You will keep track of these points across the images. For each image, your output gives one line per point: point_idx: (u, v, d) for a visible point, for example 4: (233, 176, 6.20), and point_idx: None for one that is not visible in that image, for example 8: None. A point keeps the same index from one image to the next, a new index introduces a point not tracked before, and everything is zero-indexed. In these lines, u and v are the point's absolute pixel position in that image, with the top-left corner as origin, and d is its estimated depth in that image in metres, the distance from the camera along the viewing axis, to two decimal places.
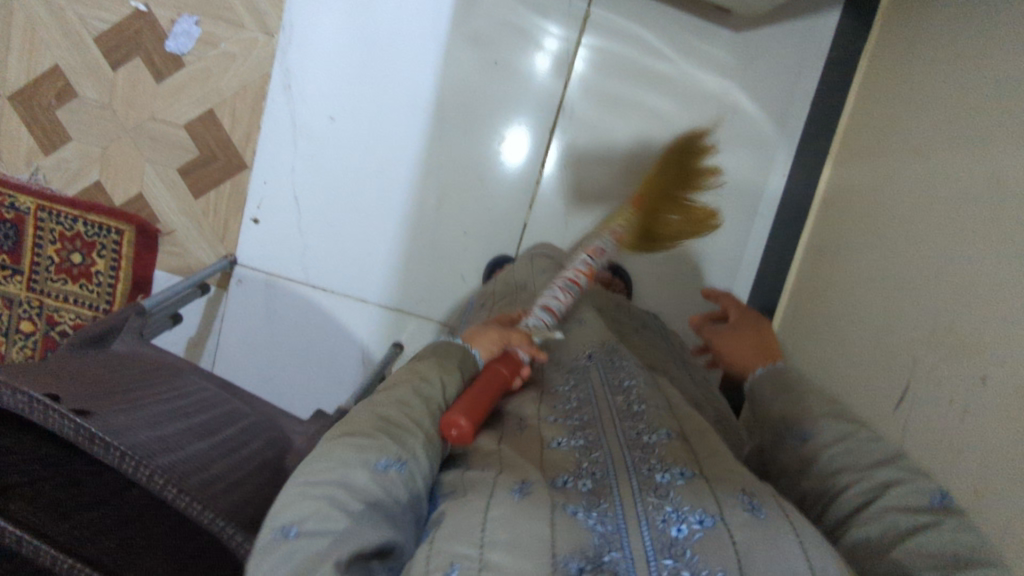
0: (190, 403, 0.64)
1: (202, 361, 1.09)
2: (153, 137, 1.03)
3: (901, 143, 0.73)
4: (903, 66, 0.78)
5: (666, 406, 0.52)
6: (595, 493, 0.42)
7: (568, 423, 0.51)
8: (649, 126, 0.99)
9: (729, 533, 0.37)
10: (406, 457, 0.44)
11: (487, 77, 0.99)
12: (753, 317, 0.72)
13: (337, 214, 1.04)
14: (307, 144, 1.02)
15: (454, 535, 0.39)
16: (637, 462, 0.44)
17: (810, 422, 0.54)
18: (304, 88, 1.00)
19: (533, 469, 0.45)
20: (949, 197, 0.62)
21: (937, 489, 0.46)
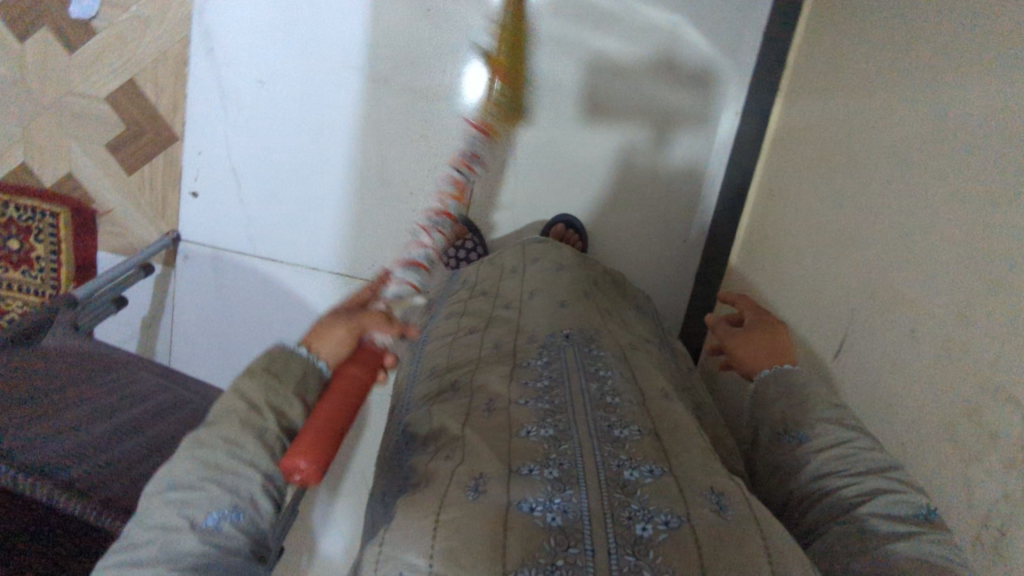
0: (118, 399, 0.65)
1: (159, 341, 1.08)
2: (73, 112, 0.98)
3: (848, 77, 0.69)
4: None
5: (641, 400, 0.50)
6: (562, 480, 0.40)
7: (539, 406, 0.48)
8: (595, 67, 0.94)
9: (692, 536, 0.36)
10: (241, 505, 0.43)
11: (420, 26, 0.93)
12: (762, 313, 0.65)
13: (279, 182, 1.00)
14: (239, 109, 0.97)
15: (404, 540, 0.37)
16: (606, 457, 0.42)
17: (808, 425, 0.51)
18: (229, 50, 0.95)
19: (496, 460, 0.42)
20: (891, 136, 0.59)
21: (923, 502, 0.43)
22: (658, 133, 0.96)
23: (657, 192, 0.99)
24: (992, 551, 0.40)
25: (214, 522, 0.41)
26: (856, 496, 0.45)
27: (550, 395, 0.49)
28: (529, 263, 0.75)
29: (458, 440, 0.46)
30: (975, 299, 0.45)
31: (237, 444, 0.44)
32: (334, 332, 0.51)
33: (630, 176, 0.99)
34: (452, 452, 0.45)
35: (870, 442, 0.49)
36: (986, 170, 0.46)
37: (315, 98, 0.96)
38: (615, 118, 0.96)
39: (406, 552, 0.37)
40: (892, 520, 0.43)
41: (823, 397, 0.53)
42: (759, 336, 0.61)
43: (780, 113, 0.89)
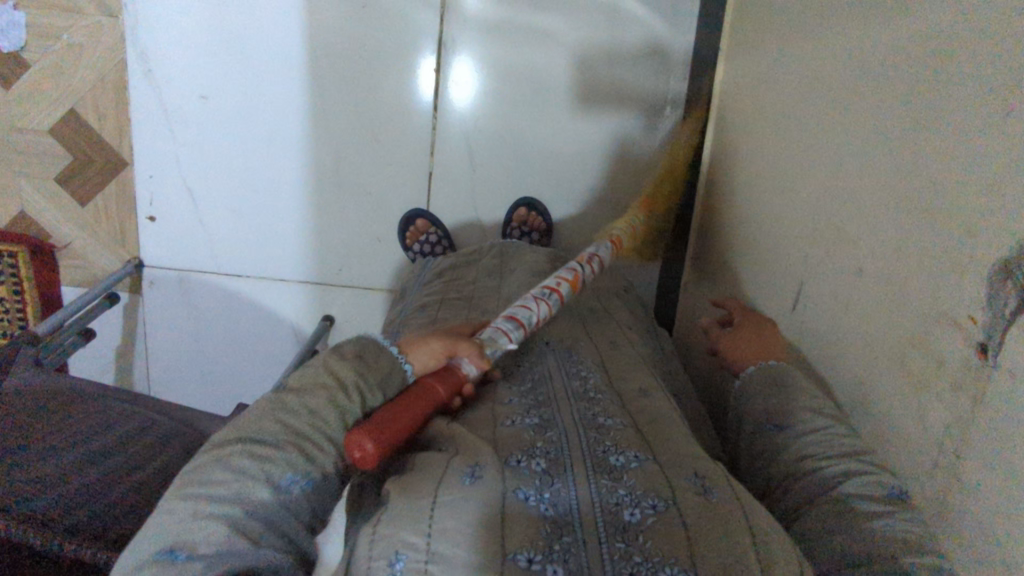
0: (89, 427, 0.64)
1: (136, 370, 1.07)
2: (17, 148, 0.96)
3: (782, 28, 0.69)
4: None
5: (621, 396, 0.48)
6: (548, 471, 0.38)
7: (519, 402, 0.46)
8: (539, 48, 0.94)
9: (681, 519, 0.35)
10: (314, 472, 0.42)
11: (358, 25, 0.92)
12: (751, 312, 0.63)
13: (236, 198, 0.99)
14: (186, 129, 0.96)
15: (399, 516, 0.34)
16: (591, 444, 0.41)
17: (792, 410, 0.51)
18: (168, 70, 0.93)
19: (484, 444, 0.39)
20: (828, 79, 0.58)
21: (893, 482, 0.43)
22: (608, 106, 0.96)
23: (615, 164, 0.98)
24: (948, 478, 0.40)
25: (286, 484, 0.41)
26: (838, 473, 0.45)
27: (534, 395, 0.47)
28: (508, 271, 0.77)
29: (435, 433, 0.43)
30: (917, 228, 0.45)
31: (320, 419, 0.43)
32: (433, 340, 0.49)
33: (585, 154, 0.98)
34: (437, 443, 0.42)
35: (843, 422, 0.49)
36: (917, 99, 0.46)
37: (261, 109, 0.95)
38: (566, 95, 0.95)
39: (402, 529, 0.33)
40: (876, 499, 0.43)
41: (810, 390, 0.52)
42: (747, 335, 0.59)
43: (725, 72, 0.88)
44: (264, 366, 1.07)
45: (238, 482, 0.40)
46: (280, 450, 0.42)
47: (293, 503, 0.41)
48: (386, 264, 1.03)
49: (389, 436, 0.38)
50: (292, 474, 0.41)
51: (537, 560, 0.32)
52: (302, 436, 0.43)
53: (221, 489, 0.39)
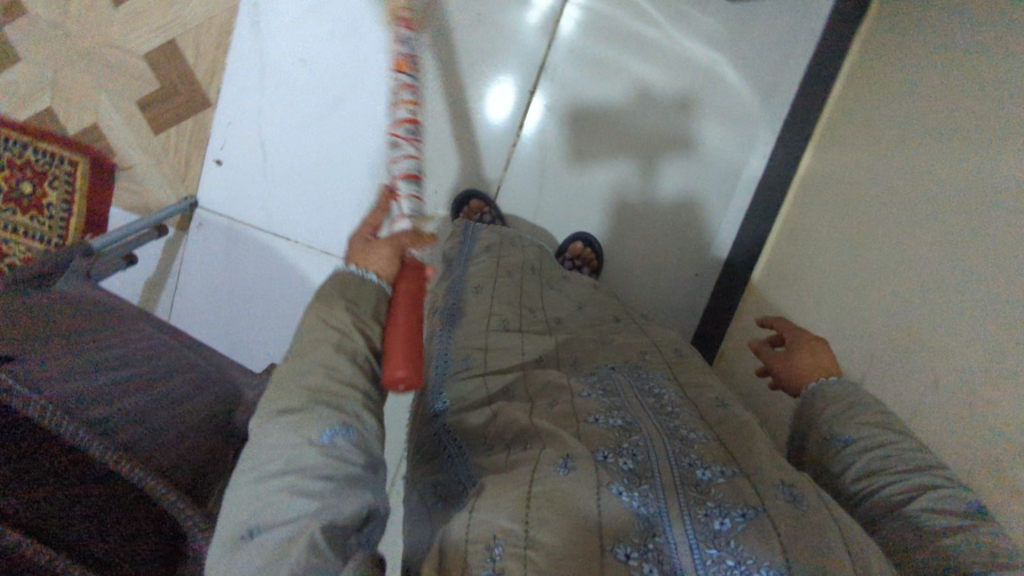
0: (134, 349, 0.64)
1: (159, 305, 1.05)
2: (109, 65, 0.97)
3: (887, 137, 0.71)
4: (897, 46, 0.75)
5: (698, 411, 0.54)
6: (635, 476, 0.42)
7: (602, 402, 0.52)
8: (632, 94, 0.95)
9: (772, 523, 0.38)
10: (349, 424, 0.46)
11: (467, 29, 0.94)
12: (800, 327, 0.64)
13: (306, 165, 1.00)
14: (277, 86, 0.97)
15: (495, 508, 0.40)
16: (677, 455, 0.45)
17: (850, 427, 0.51)
18: (275, 26, 0.95)
19: (571, 440, 0.45)
20: (932, 193, 0.60)
21: (973, 498, 0.44)
22: (683, 167, 0.97)
23: (679, 222, 1.00)
24: None
25: (330, 437, 0.45)
26: (901, 495, 0.45)
27: (609, 396, 0.54)
28: (551, 288, 0.81)
29: (531, 432, 0.49)
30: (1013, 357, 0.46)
31: (333, 366, 0.49)
32: (380, 255, 0.57)
33: (653, 206, 0.99)
34: (529, 442, 0.48)
35: (915, 444, 0.49)
36: None
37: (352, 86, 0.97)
38: (648, 144, 0.96)
39: (498, 518, 0.39)
40: (944, 517, 0.43)
41: (886, 420, 0.51)
42: (798, 352, 0.60)
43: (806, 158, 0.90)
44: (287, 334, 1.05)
45: (287, 454, 0.44)
46: (313, 409, 0.46)
47: (348, 460, 0.45)
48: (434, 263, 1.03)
49: (413, 360, 0.50)
50: (331, 427, 0.45)
51: (633, 556, 0.37)
52: (338, 390, 0.47)
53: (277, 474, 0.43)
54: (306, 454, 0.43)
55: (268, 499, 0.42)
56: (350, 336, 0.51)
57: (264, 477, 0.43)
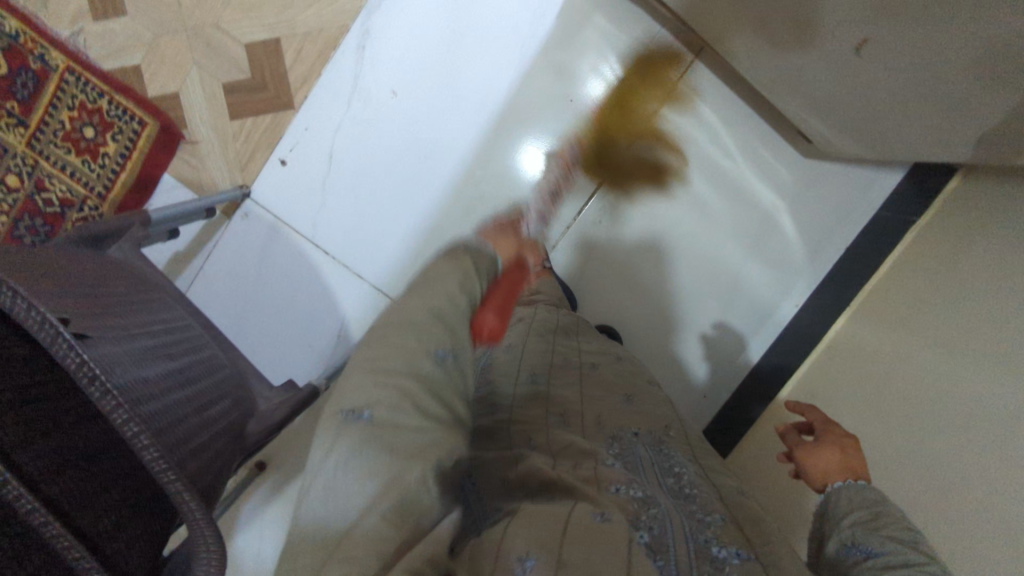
0: (171, 338, 0.62)
1: (180, 278, 1.04)
2: (209, 44, 0.99)
3: (929, 331, 0.74)
4: (950, 232, 0.80)
5: (715, 494, 0.58)
6: (652, 547, 0.46)
7: (625, 473, 0.55)
8: (691, 212, 0.99)
9: None
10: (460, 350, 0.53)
11: (558, 110, 0.98)
12: (827, 419, 0.67)
13: (366, 189, 1.02)
14: (363, 109, 0.99)
15: (523, 537, 0.45)
16: (694, 531, 0.50)
17: (876, 540, 0.53)
18: (378, 54, 0.98)
19: (599, 502, 0.49)
20: (964, 380, 0.65)
21: None
22: (711, 297, 1.00)
23: (703, 341, 1.01)
24: None
25: (443, 355, 0.52)
26: None
27: (631, 470, 0.56)
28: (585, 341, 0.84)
29: (560, 489, 0.51)
30: None
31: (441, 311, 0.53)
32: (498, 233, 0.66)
33: (684, 320, 1.01)
34: (554, 495, 0.51)
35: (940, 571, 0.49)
36: None
37: (436, 128, 1.00)
38: (694, 262, 1.00)
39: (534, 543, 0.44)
40: None
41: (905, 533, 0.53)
42: (825, 448, 0.63)
43: (838, 308, 0.94)
44: (297, 343, 1.04)
45: (407, 352, 0.51)
46: (433, 324, 0.52)
47: (449, 380, 0.52)
48: None
49: (501, 316, 0.58)
50: (446, 346, 0.52)
51: None
52: None
53: (392, 361, 0.50)
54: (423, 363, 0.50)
55: (385, 396, 0.48)
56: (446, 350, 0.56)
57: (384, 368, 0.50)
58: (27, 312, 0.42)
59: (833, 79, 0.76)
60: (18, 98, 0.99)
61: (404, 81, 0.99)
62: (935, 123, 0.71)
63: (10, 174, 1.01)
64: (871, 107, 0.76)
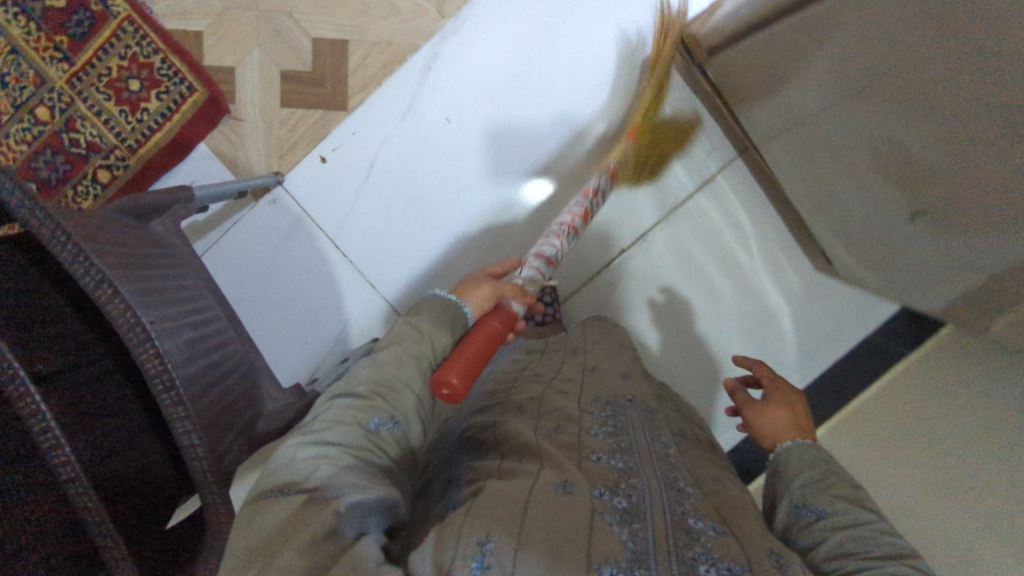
0: (210, 334, 0.63)
1: (198, 244, 1.03)
2: (277, 30, 1.00)
3: (900, 461, 0.79)
4: (938, 373, 0.86)
5: (698, 474, 0.58)
6: (628, 514, 0.46)
7: (607, 443, 0.55)
8: (701, 296, 1.03)
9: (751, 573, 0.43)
10: (397, 417, 0.56)
11: None
12: (773, 378, 0.75)
13: (398, 204, 1.02)
14: (413, 128, 1.01)
15: (487, 511, 0.44)
16: (674, 503, 0.48)
17: (827, 501, 0.57)
18: (440, 81, 1.00)
19: (575, 470, 0.49)
20: (931, 511, 0.70)
21: None
22: (691, 381, 1.02)
23: None
24: None
25: (376, 425, 0.55)
26: None
27: (617, 437, 0.57)
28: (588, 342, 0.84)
29: (535, 451, 0.53)
30: None
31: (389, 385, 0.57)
32: (483, 289, 0.66)
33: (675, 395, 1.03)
34: (529, 458, 0.52)
35: (888, 532, 0.54)
36: None
37: (480, 162, 1.01)
38: (695, 342, 1.03)
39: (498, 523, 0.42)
40: None
41: (855, 497, 0.58)
42: (770, 408, 0.70)
43: (818, 414, 0.99)
44: (296, 336, 1.03)
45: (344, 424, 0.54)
46: (367, 398, 0.56)
47: (388, 446, 0.55)
48: None
49: (465, 377, 0.55)
50: (380, 417, 0.55)
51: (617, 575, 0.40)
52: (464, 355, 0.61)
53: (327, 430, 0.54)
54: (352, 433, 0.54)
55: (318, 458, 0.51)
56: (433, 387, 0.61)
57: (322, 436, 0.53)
58: (122, 314, 0.46)
59: (857, 206, 0.82)
60: (70, 35, 0.98)
61: (460, 112, 1.00)
62: (942, 272, 0.76)
63: (41, 106, 0.99)
64: (887, 240, 0.82)
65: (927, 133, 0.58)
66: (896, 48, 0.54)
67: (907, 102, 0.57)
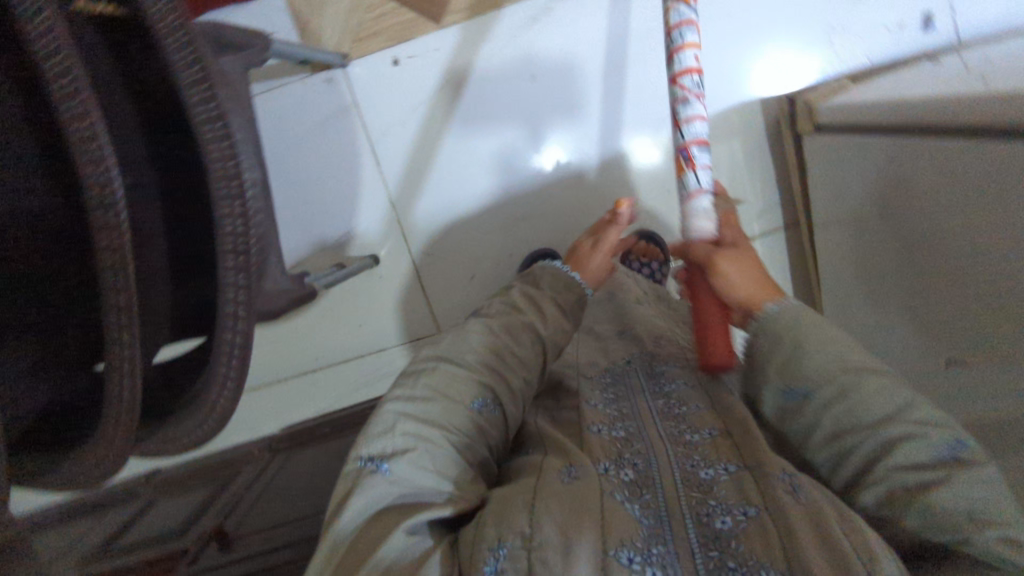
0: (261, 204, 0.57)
1: (257, 84, 0.97)
2: None
3: None
4: None
5: (706, 398, 0.60)
6: (635, 484, 0.49)
7: (606, 416, 0.59)
8: None
9: (769, 521, 0.42)
10: (487, 398, 0.59)
11: (651, 187, 1.00)
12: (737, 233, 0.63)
13: (448, 135, 0.98)
14: (497, 67, 0.95)
15: (501, 522, 0.44)
16: (682, 459, 0.51)
17: (802, 381, 0.52)
18: (546, 33, 0.93)
19: (581, 457, 0.51)
20: None
21: (946, 441, 0.45)
22: None
23: None
24: None
25: (481, 406, 0.58)
26: (874, 457, 0.48)
27: (617, 406, 0.61)
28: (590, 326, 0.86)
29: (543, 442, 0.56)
30: None
31: (480, 372, 0.61)
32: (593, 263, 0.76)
33: None
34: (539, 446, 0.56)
35: (879, 384, 0.49)
36: None
37: (526, 138, 0.98)
38: None
39: (513, 523, 0.43)
40: (912, 471, 0.45)
41: (840, 349, 0.52)
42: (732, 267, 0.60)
43: None
44: (305, 219, 1.01)
45: (440, 403, 0.57)
46: (469, 373, 0.60)
47: (479, 427, 0.58)
48: (453, 285, 1.03)
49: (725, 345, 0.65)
50: (483, 401, 0.59)
51: (636, 560, 0.40)
52: (495, 359, 0.62)
53: (421, 404, 0.57)
54: (456, 413, 0.57)
55: (399, 440, 0.53)
56: (490, 374, 0.61)
57: (415, 414, 0.56)
58: (221, 154, 0.41)
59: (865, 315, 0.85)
60: None
61: (551, 73, 0.95)
62: None
63: None
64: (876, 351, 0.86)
65: (967, 287, 0.60)
66: (997, 207, 0.54)
67: (972, 256, 0.59)
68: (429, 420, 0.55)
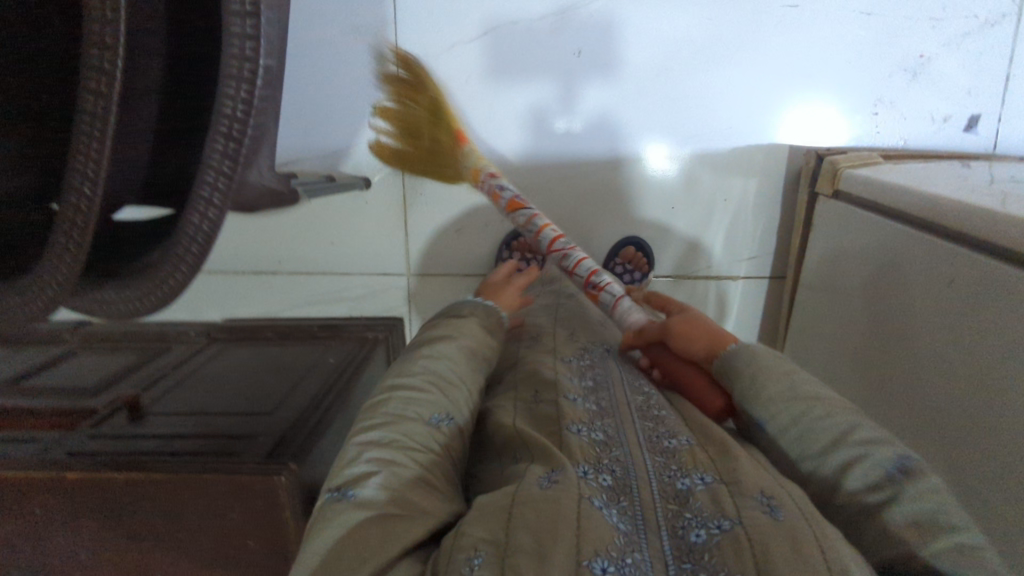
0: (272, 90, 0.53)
1: None
2: None
3: None
4: None
5: (682, 413, 0.61)
6: (614, 490, 0.49)
7: (588, 414, 0.58)
8: None
9: (745, 533, 0.42)
10: (445, 414, 0.57)
11: (660, 194, 0.99)
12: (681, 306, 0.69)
13: (480, 84, 0.94)
14: (549, 31, 0.91)
15: (479, 523, 0.44)
16: (660, 469, 0.51)
17: (760, 407, 0.54)
18: (607, 11, 0.89)
19: (559, 460, 0.50)
20: None
21: (893, 455, 0.47)
22: None
23: None
24: None
25: (437, 422, 0.56)
26: (836, 474, 0.49)
27: (599, 403, 0.60)
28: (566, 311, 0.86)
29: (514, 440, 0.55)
30: None
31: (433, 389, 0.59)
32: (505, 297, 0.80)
33: None
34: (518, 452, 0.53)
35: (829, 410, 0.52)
36: None
37: (559, 98, 0.94)
38: None
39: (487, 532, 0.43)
40: (864, 480, 0.47)
41: (792, 378, 0.55)
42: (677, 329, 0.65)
43: None
44: (313, 121, 0.98)
45: (400, 428, 0.54)
46: (424, 395, 0.58)
47: (443, 438, 0.55)
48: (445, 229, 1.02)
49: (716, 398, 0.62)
50: (439, 417, 0.57)
51: (608, 569, 0.40)
52: (448, 378, 0.61)
53: (378, 431, 0.54)
54: (414, 428, 0.54)
55: (363, 468, 0.50)
56: (445, 385, 0.60)
57: (374, 440, 0.53)
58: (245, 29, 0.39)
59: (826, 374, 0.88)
60: None
61: (600, 53, 0.92)
62: None
63: None
64: None
65: (928, 378, 0.62)
66: (988, 322, 0.55)
67: (945, 355, 0.60)
68: (388, 442, 0.52)
